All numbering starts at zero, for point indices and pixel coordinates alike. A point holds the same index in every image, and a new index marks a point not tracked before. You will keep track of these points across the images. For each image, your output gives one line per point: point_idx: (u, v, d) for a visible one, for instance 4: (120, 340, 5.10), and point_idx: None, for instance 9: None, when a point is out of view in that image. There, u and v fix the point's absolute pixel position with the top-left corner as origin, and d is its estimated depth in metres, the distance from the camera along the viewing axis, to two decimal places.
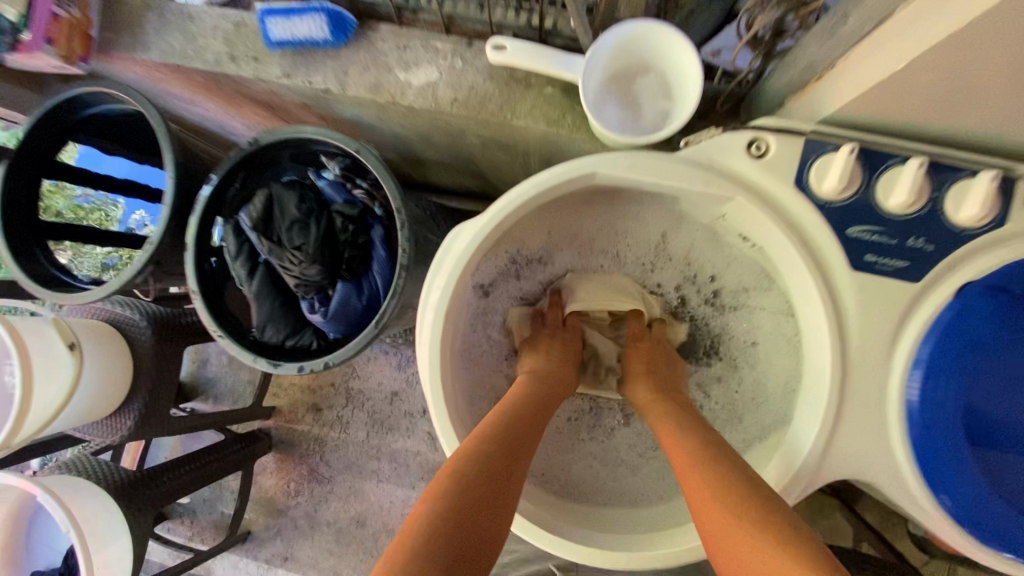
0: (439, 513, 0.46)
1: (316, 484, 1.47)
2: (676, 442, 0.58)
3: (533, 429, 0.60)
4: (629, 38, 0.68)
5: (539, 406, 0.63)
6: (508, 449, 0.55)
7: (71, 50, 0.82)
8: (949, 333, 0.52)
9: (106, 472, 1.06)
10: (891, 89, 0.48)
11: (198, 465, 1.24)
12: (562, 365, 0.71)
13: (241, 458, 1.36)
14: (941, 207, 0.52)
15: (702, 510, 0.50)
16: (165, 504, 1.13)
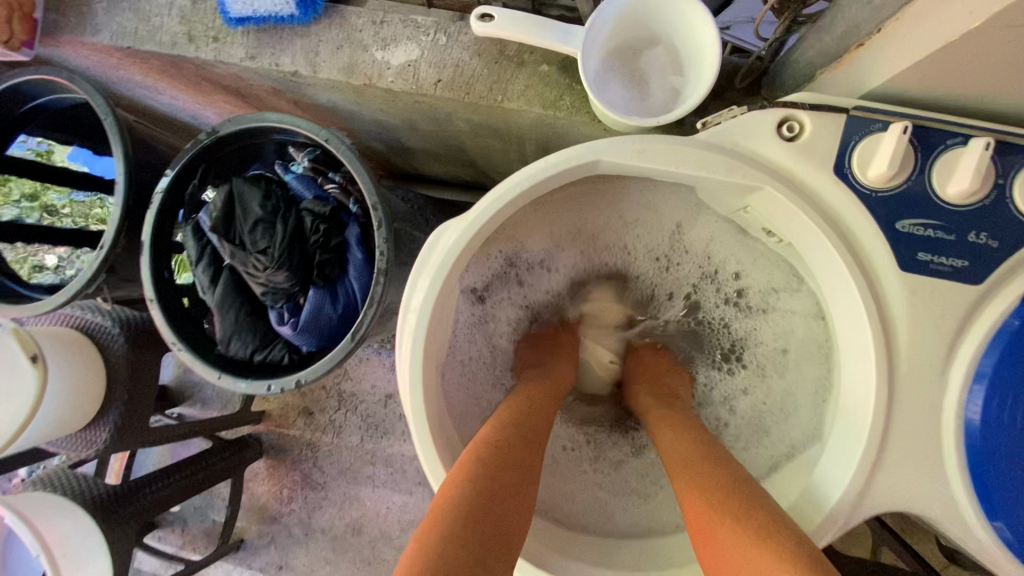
0: (442, 534, 0.41)
1: (310, 490, 1.40)
2: (675, 446, 0.55)
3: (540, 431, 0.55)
4: (634, 4, 0.59)
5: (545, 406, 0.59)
6: (527, 434, 0.54)
7: (12, 33, 0.74)
8: (1018, 343, 0.44)
9: (83, 488, 0.98)
10: (956, 54, 0.40)
11: (185, 476, 1.16)
12: (563, 363, 0.68)
13: (231, 466, 1.29)
14: (1008, 195, 0.44)
15: (694, 512, 0.47)
16: (151, 517, 1.06)
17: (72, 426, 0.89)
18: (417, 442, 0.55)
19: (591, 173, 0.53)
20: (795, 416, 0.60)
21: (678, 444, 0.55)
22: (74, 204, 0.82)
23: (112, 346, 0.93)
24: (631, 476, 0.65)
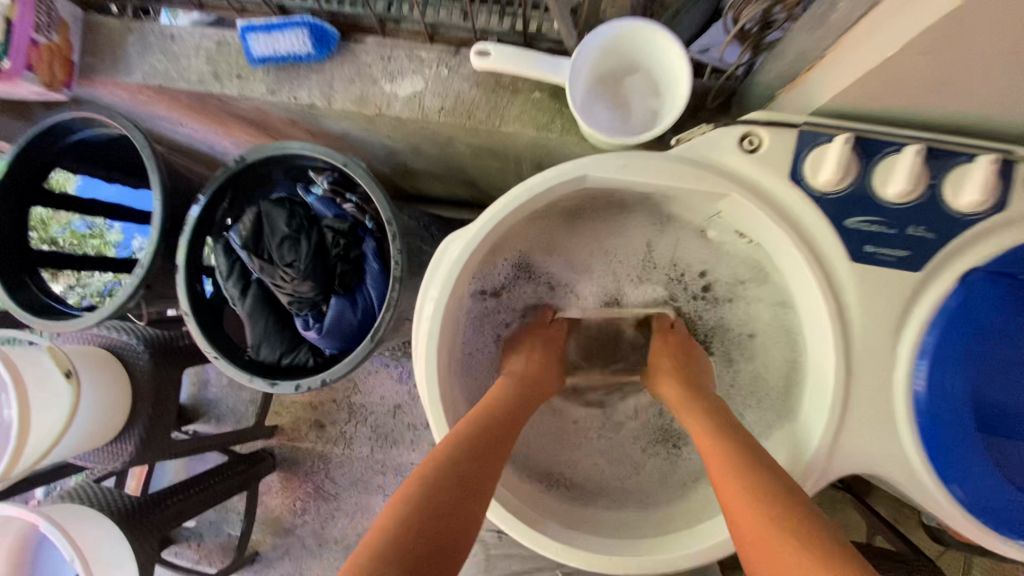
0: (389, 540, 0.43)
1: (322, 501, 1.45)
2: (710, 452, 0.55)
3: (506, 435, 0.57)
4: (615, 38, 0.67)
5: (515, 410, 0.60)
6: (485, 446, 0.54)
7: (53, 77, 0.81)
8: (954, 320, 0.51)
9: (110, 499, 1.05)
10: (885, 77, 0.47)
11: (203, 487, 1.23)
12: (544, 366, 0.69)
13: (246, 478, 1.35)
14: (939, 193, 0.51)
15: (748, 528, 0.47)
16: (171, 526, 1.12)
17: (100, 437, 1.02)
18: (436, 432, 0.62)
19: (580, 186, 0.60)
20: (764, 397, 0.67)
21: (711, 449, 0.55)
22: (75, 235, 0.90)
23: (137, 363, 1.06)
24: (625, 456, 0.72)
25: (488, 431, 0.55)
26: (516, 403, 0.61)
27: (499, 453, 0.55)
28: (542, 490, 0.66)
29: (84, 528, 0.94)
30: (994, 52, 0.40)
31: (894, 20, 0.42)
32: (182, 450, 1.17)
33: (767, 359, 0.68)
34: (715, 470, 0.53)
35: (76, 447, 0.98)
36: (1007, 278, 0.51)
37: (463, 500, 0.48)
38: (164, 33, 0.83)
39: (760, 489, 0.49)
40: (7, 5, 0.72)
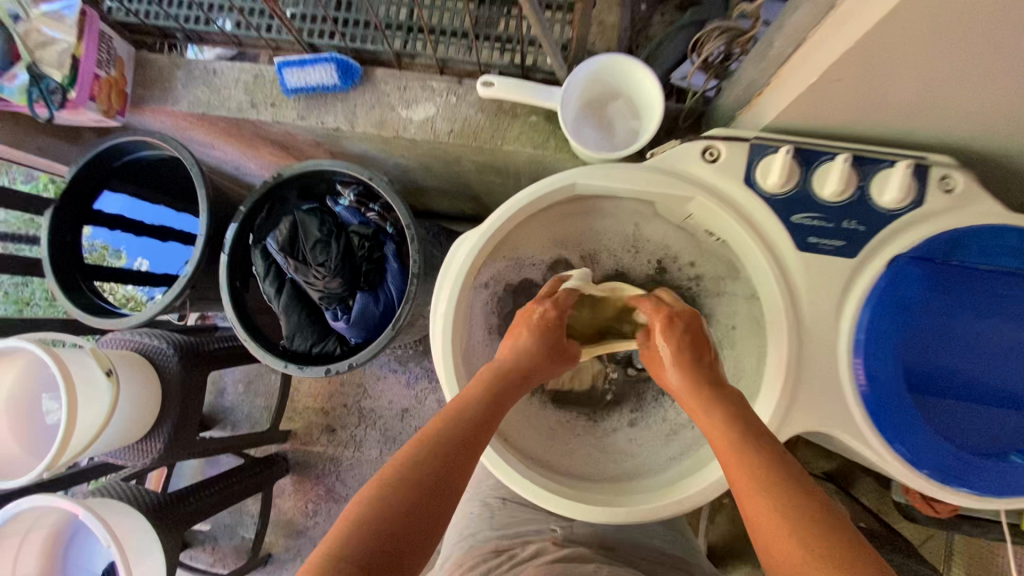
0: (357, 538, 0.47)
1: (334, 503, 1.52)
2: (726, 459, 0.55)
3: (475, 441, 0.59)
4: (599, 69, 0.80)
5: (487, 415, 0.62)
6: (458, 447, 0.57)
7: (110, 105, 0.91)
8: (883, 299, 0.62)
9: (138, 495, 1.12)
10: (815, 99, 0.59)
11: (222, 487, 1.30)
12: (544, 353, 0.70)
13: (260, 482, 1.41)
14: (867, 193, 0.63)
15: (772, 532, 0.48)
16: (185, 526, 1.17)
17: (131, 435, 1.08)
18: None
19: (570, 193, 0.72)
20: (744, 379, 0.74)
21: (730, 455, 0.55)
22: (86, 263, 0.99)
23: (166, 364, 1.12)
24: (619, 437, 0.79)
25: (454, 438, 0.57)
26: (487, 406, 0.63)
27: (465, 460, 0.57)
28: (545, 465, 0.73)
29: (121, 517, 1.01)
30: (889, 79, 0.52)
31: (815, 56, 0.53)
32: (204, 450, 1.25)
33: (747, 354, 0.74)
34: (735, 479, 0.53)
35: (111, 442, 1.05)
36: (929, 262, 0.62)
37: (422, 510, 0.51)
38: (207, 68, 0.93)
39: (787, 499, 0.49)
40: (75, 42, 0.84)
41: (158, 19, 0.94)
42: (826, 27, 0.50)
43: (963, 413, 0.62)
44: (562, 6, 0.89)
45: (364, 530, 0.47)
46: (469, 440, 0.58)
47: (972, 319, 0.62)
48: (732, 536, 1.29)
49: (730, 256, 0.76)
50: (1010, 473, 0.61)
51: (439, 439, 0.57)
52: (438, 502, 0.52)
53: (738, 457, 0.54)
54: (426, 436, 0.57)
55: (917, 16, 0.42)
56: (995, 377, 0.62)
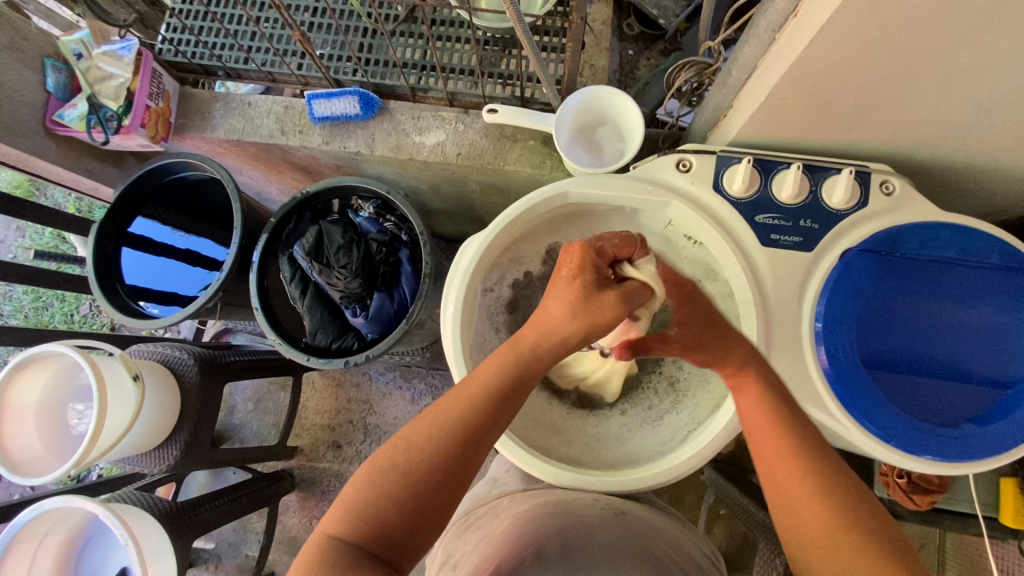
0: (353, 527, 0.52)
1: None
2: (761, 433, 0.58)
3: (477, 439, 0.56)
4: (589, 99, 0.92)
5: (493, 410, 0.57)
6: (462, 437, 0.55)
7: (156, 131, 1.02)
8: (837, 287, 0.72)
9: (151, 501, 1.03)
10: (766, 118, 0.71)
11: (235, 497, 1.22)
12: (574, 315, 0.57)
13: (269, 495, 1.33)
14: (819, 196, 0.74)
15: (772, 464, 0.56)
16: (198, 535, 1.08)
17: (152, 443, 1.02)
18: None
19: (564, 203, 0.82)
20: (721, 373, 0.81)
21: (768, 430, 0.58)
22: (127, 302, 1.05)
23: (185, 371, 1.06)
24: (614, 427, 0.85)
25: (452, 436, 0.55)
26: (492, 401, 0.57)
27: (463, 460, 0.55)
28: (545, 454, 0.79)
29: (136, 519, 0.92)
30: (827, 93, 0.63)
31: (761, 78, 0.65)
32: (222, 460, 1.17)
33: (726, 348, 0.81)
34: (755, 434, 0.59)
35: (133, 447, 0.98)
36: (875, 254, 0.72)
37: (411, 508, 0.53)
38: (243, 101, 1.05)
39: (818, 473, 0.54)
40: (131, 77, 0.95)
41: (203, 59, 1.07)
42: (770, 56, 0.62)
43: (913, 387, 0.70)
44: (556, 48, 1.02)
45: (355, 521, 0.52)
46: (470, 439, 0.55)
47: (914, 301, 0.71)
48: (740, 548, 1.23)
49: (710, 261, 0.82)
50: (964, 440, 0.67)
51: (435, 438, 0.55)
52: (428, 501, 0.54)
53: (780, 433, 0.57)
54: (422, 431, 0.56)
55: (833, 43, 0.54)
56: (941, 353, 0.70)
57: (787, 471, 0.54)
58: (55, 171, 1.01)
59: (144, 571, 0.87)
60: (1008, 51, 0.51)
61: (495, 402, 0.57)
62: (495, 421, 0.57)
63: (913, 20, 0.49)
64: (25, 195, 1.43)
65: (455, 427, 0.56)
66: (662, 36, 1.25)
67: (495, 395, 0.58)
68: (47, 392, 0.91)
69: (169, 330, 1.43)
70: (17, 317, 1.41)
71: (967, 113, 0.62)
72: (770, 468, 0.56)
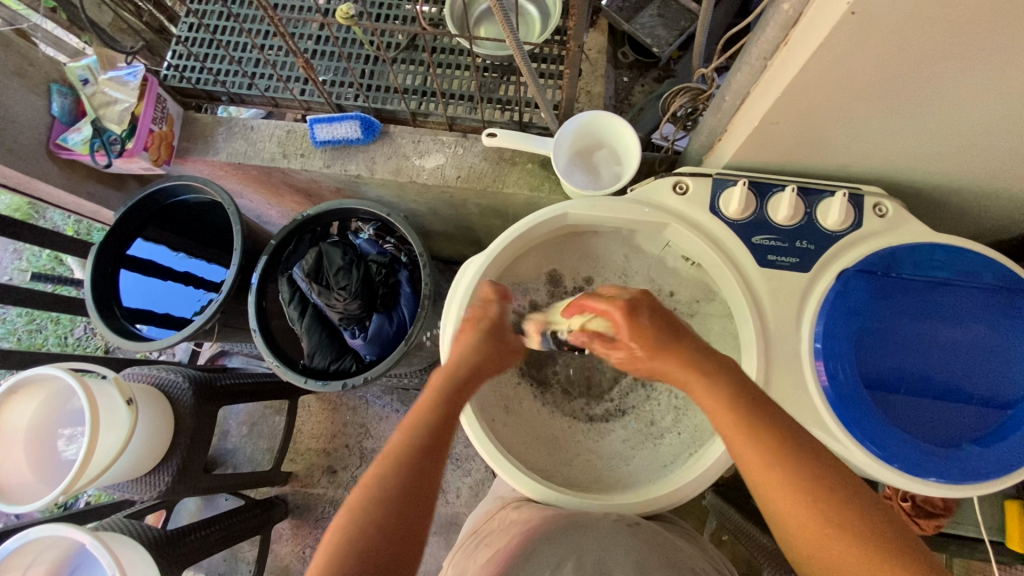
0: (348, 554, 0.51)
1: None
2: (743, 448, 0.54)
3: (440, 444, 0.60)
4: (585, 123, 0.94)
5: (443, 427, 0.62)
6: (431, 446, 0.59)
7: (159, 155, 1.03)
8: (835, 307, 0.72)
9: (139, 529, 1.00)
10: (759, 142, 0.72)
11: (227, 526, 1.18)
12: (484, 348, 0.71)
13: (261, 523, 1.28)
14: (814, 217, 0.75)
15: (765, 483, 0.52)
16: (186, 565, 1.04)
17: (144, 467, 1.00)
18: (464, 423, 0.76)
19: (563, 224, 0.82)
20: None
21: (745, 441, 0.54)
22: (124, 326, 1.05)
23: (180, 398, 1.05)
24: (617, 447, 0.83)
25: (416, 452, 0.58)
26: (444, 418, 0.62)
27: (428, 473, 0.58)
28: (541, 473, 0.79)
29: (125, 548, 0.89)
30: (819, 116, 0.64)
31: (755, 103, 0.67)
32: (213, 486, 1.13)
33: None
34: (740, 451, 0.54)
35: (125, 471, 0.96)
36: (871, 275, 0.73)
37: (389, 530, 0.53)
38: (245, 125, 1.06)
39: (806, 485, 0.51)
40: (135, 102, 0.97)
41: (207, 85, 1.09)
42: (763, 82, 0.64)
43: (914, 408, 0.70)
44: (554, 75, 1.05)
45: (338, 557, 0.50)
46: (430, 453, 0.59)
47: (912, 321, 0.72)
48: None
49: (708, 282, 0.83)
50: (966, 461, 0.67)
51: (399, 459, 0.57)
52: (404, 520, 0.54)
53: (769, 459, 0.52)
54: (387, 458, 0.58)
55: (823, 70, 0.56)
56: (941, 371, 0.70)
57: (790, 503, 0.50)
58: (56, 194, 1.02)
59: None
60: (993, 74, 0.52)
61: (445, 419, 0.62)
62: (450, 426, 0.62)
63: (902, 44, 0.50)
64: (25, 218, 1.43)
65: (416, 445, 0.59)
66: (656, 64, 1.29)
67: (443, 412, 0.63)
68: (39, 417, 0.90)
69: (164, 353, 1.42)
70: (10, 340, 1.39)
71: (955, 136, 0.63)
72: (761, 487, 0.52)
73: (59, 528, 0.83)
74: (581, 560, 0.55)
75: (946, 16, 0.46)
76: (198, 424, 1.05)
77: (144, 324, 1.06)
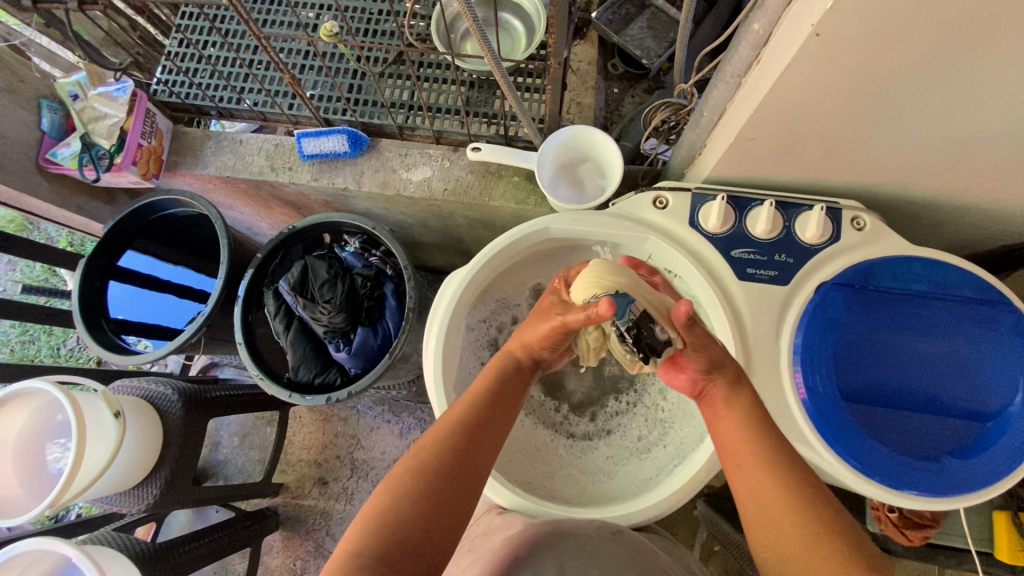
0: (386, 521, 0.51)
1: (323, 560, 1.35)
2: (740, 451, 0.57)
3: (484, 427, 0.60)
4: (569, 136, 0.95)
5: (491, 413, 0.61)
6: (474, 428, 0.59)
7: (148, 170, 1.03)
8: (813, 319, 0.73)
9: (128, 543, 0.99)
10: (735, 157, 0.73)
11: (217, 537, 1.17)
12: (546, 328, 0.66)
13: (251, 535, 1.27)
14: (793, 230, 0.76)
15: (756, 488, 0.54)
16: None
17: (134, 479, 0.99)
18: None
19: (545, 238, 0.83)
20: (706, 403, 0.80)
21: (739, 435, 0.58)
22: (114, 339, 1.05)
23: (170, 411, 1.04)
24: (599, 460, 0.84)
25: (461, 434, 0.58)
26: (495, 403, 0.63)
27: (471, 455, 0.57)
28: (527, 488, 0.78)
29: (113, 563, 0.87)
30: (793, 132, 0.65)
31: (730, 119, 0.68)
32: (202, 498, 1.13)
33: None
34: (740, 454, 0.57)
35: (114, 484, 0.95)
36: (849, 287, 0.73)
37: (430, 503, 0.53)
38: (235, 139, 1.07)
39: (792, 486, 0.53)
40: (124, 117, 0.97)
41: (196, 99, 1.10)
42: (737, 99, 0.65)
43: (894, 420, 0.71)
44: (538, 89, 1.06)
45: (380, 522, 0.51)
46: (474, 436, 0.59)
47: (891, 334, 0.72)
48: None
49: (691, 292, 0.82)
50: (945, 474, 0.67)
51: (445, 437, 0.58)
52: (446, 495, 0.54)
53: (767, 463, 0.55)
54: (432, 435, 0.59)
55: (792, 89, 0.57)
56: (921, 383, 0.71)
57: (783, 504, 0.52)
58: (46, 208, 1.02)
59: None
60: (961, 90, 0.53)
61: (495, 406, 0.62)
62: (497, 413, 0.62)
63: (866, 63, 0.52)
64: (17, 230, 1.43)
65: (461, 427, 0.59)
66: (646, 75, 1.30)
67: (490, 397, 0.63)
68: (27, 429, 0.89)
69: (156, 365, 1.42)
70: (2, 351, 1.39)
71: (928, 150, 0.64)
72: (757, 492, 0.54)
73: (47, 541, 0.82)
74: (560, 565, 0.55)
75: (910, 36, 0.47)
76: (188, 437, 1.05)
77: (131, 336, 1.06)
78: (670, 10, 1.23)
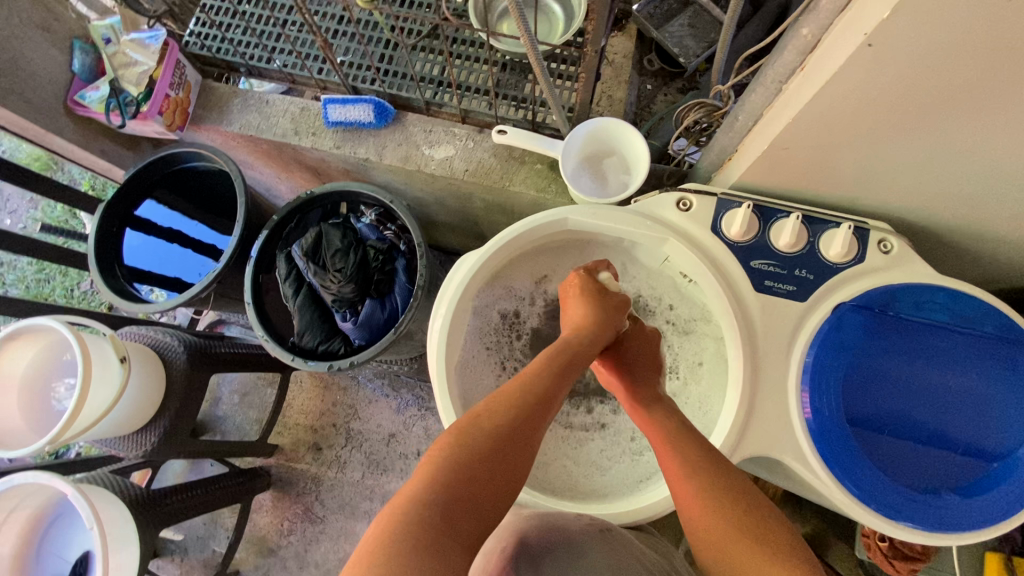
0: (453, 476, 0.51)
1: (310, 523, 1.37)
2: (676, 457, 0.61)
3: (548, 398, 0.60)
4: (595, 129, 0.94)
5: (556, 383, 0.62)
6: (540, 398, 0.60)
7: (173, 120, 1.03)
8: (827, 341, 0.71)
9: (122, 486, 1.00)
10: (766, 166, 0.72)
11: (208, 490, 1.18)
12: (602, 310, 0.71)
13: (241, 491, 1.28)
14: (817, 246, 0.74)
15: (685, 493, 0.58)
16: (165, 525, 1.05)
17: (133, 426, 1.00)
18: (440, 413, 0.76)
19: (562, 228, 0.82)
20: (710, 412, 0.78)
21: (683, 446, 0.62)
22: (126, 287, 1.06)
23: (175, 362, 1.05)
24: (592, 455, 0.83)
25: (522, 407, 0.58)
26: (553, 376, 0.62)
27: (534, 426, 0.57)
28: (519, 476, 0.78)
29: (106, 505, 0.88)
30: (828, 145, 0.63)
31: (767, 126, 0.66)
32: (199, 450, 1.14)
33: (714, 391, 0.78)
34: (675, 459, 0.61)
35: (112, 428, 0.96)
36: (868, 310, 0.72)
37: (494, 464, 0.53)
38: (261, 98, 1.06)
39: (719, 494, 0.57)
40: (154, 66, 0.97)
41: (227, 54, 1.10)
42: (776, 106, 0.63)
43: (898, 451, 0.69)
44: (571, 76, 1.04)
45: (449, 477, 0.50)
46: (539, 405, 0.59)
47: (904, 363, 0.70)
48: None
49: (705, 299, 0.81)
50: (944, 509, 0.66)
51: (508, 404, 0.58)
52: (509, 458, 0.54)
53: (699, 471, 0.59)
54: (500, 399, 0.58)
55: (834, 101, 0.55)
56: (930, 416, 0.69)
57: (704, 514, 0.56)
58: (70, 149, 1.03)
59: (105, 558, 0.83)
60: (1012, 120, 0.51)
61: (556, 378, 0.62)
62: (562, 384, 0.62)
63: (914, 82, 0.50)
64: (41, 169, 1.44)
65: (529, 397, 0.59)
66: (681, 73, 1.27)
67: (555, 369, 0.63)
68: (34, 366, 0.90)
69: (165, 316, 1.44)
70: (18, 287, 1.41)
71: (967, 179, 0.62)
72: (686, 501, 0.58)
73: (43, 476, 0.82)
74: (551, 558, 0.55)
75: (965, 57, 0.45)
76: (190, 388, 1.06)
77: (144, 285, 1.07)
78: (715, 10, 1.20)
